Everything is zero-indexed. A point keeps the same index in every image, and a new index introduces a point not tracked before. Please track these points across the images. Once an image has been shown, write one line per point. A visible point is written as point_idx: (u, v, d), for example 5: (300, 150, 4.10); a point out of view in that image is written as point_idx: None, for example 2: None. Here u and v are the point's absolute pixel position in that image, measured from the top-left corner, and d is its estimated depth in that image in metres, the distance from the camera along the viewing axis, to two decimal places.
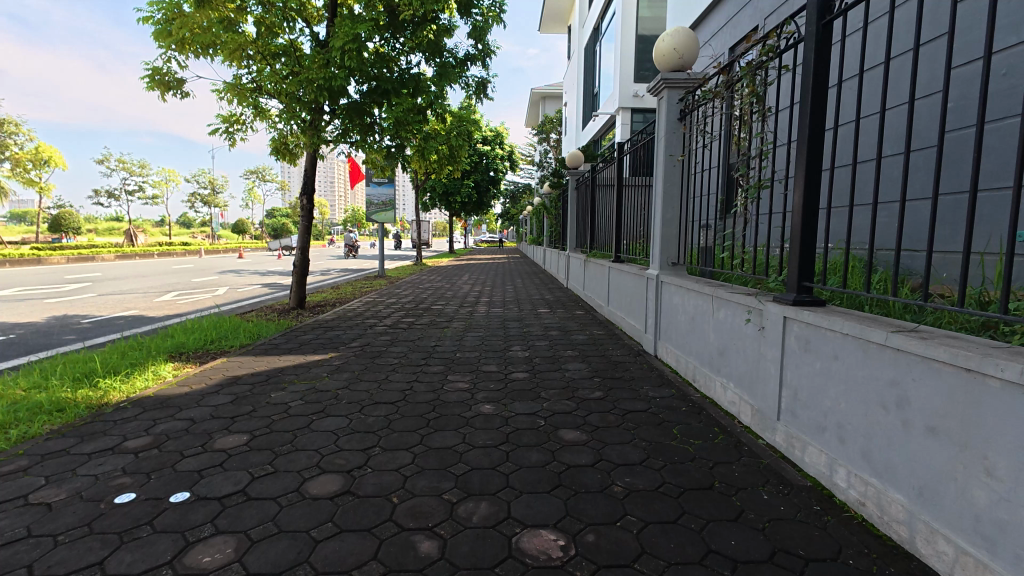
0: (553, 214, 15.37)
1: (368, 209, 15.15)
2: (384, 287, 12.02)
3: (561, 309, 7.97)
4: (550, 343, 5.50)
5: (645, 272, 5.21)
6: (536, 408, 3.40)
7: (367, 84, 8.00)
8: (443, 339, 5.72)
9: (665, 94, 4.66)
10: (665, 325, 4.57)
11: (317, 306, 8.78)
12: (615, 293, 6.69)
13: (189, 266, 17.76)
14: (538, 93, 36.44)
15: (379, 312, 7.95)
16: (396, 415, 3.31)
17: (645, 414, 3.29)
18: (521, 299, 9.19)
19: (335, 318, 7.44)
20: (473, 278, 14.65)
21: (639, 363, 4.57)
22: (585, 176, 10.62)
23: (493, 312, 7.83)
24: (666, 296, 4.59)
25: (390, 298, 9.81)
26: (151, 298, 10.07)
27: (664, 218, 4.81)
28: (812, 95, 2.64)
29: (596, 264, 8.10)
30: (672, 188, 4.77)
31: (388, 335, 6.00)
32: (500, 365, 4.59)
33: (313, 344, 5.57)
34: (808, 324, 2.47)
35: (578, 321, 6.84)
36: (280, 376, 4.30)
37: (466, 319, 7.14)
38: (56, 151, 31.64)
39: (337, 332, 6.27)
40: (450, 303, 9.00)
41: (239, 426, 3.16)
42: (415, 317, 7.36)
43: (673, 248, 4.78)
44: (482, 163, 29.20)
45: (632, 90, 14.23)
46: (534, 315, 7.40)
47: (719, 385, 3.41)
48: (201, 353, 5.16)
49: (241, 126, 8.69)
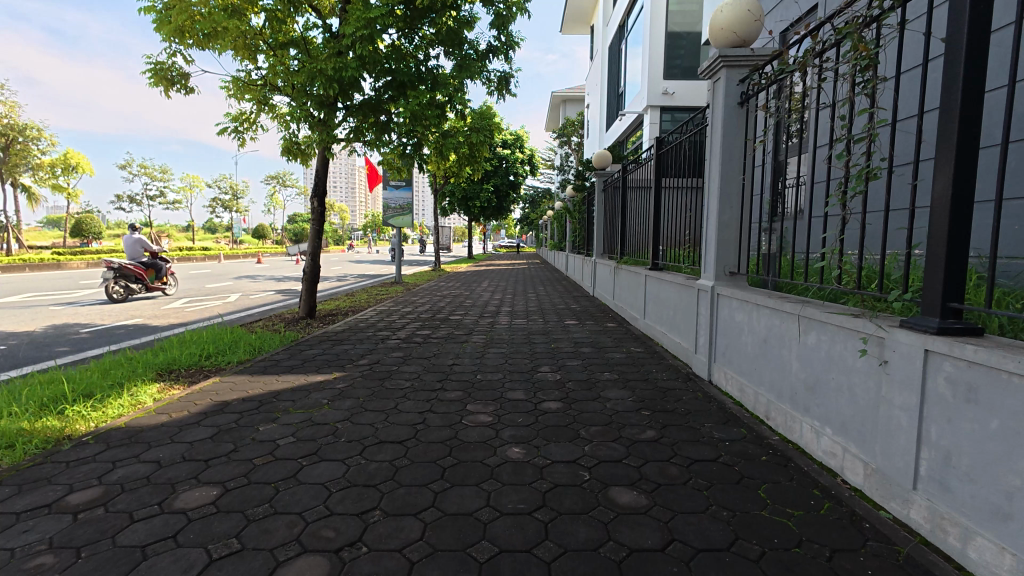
0: (577, 218, 14.68)
1: (385, 213, 14.68)
2: (401, 295, 11.48)
3: (591, 321, 7.28)
4: (584, 363, 4.83)
5: (695, 283, 4.50)
6: (576, 455, 2.73)
7: (382, 78, 7.48)
8: (462, 357, 5.10)
9: (723, 75, 3.96)
10: (724, 346, 3.86)
11: (329, 316, 8.26)
12: (653, 304, 5.97)
13: (207, 271, 17.56)
14: (559, 96, 35.90)
15: (393, 323, 7.38)
16: (404, 462, 2.68)
17: (716, 466, 2.59)
18: (545, 309, 8.52)
19: (346, 330, 6.89)
20: (492, 285, 14.05)
21: (692, 391, 3.87)
22: (614, 177, 9.92)
23: (515, 324, 7.17)
24: (724, 312, 3.88)
25: (406, 307, 9.24)
26: (159, 304, 9.69)
27: (721, 221, 4.08)
28: (968, 48, 1.92)
29: (629, 272, 7.40)
30: (730, 185, 4.04)
31: (401, 350, 5.40)
32: (529, 391, 3.93)
33: (317, 362, 4.99)
34: (971, 362, 1.76)
35: (611, 336, 6.15)
36: (274, 403, 3.72)
37: (486, 332, 6.50)
38: (84, 158, 32.32)
39: (345, 347, 5.70)
40: (470, 313, 8.38)
41: (212, 474, 2.57)
42: (431, 329, 6.76)
43: (731, 255, 4.06)
44: (501, 167, 28.66)
45: (661, 88, 13.49)
46: (562, 328, 6.72)
47: (809, 428, 2.71)
48: (193, 372, 4.62)
49: (251, 125, 8.27)
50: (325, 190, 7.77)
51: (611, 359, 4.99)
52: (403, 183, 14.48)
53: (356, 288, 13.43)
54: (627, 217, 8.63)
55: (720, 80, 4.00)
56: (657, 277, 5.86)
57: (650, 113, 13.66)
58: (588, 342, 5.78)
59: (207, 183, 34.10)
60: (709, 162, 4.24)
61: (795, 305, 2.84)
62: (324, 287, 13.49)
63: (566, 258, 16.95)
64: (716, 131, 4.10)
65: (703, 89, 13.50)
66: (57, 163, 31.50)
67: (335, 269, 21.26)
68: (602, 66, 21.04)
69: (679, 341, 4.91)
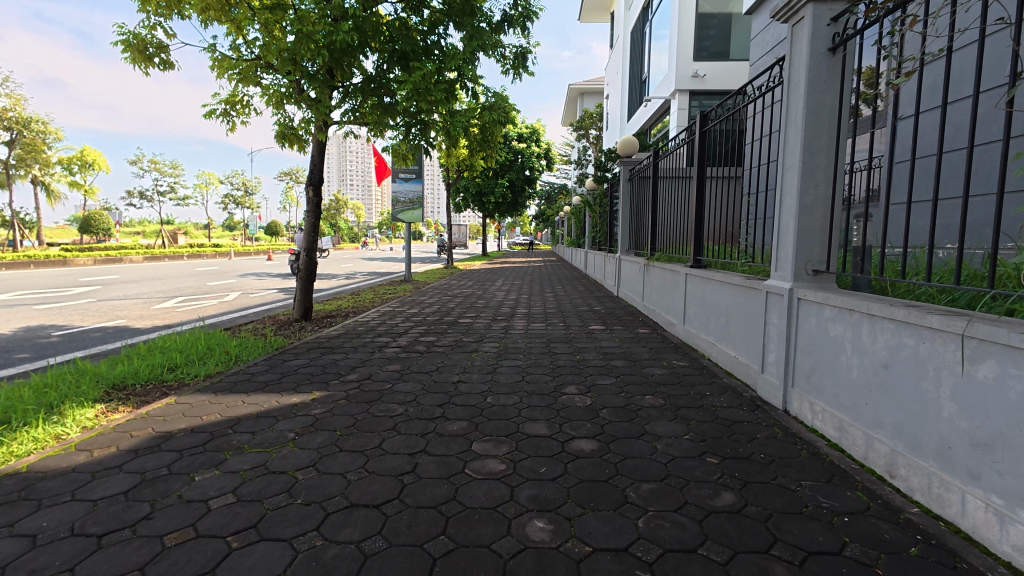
0: (598, 212, 13.74)
1: (393, 207, 13.91)
2: (409, 294, 10.71)
3: (619, 326, 6.37)
4: (618, 381, 3.95)
5: (761, 284, 3.59)
6: (628, 538, 1.88)
7: (384, 53, 6.68)
8: (469, 372, 4.26)
9: (808, 13, 3.05)
10: (811, 368, 2.95)
11: (327, 318, 7.50)
12: (696, 308, 5.05)
13: (213, 269, 17.08)
14: (577, 89, 34.93)
15: (397, 326, 6.58)
16: (381, 546, 1.86)
17: (844, 566, 1.71)
18: (566, 312, 7.65)
19: (342, 335, 6.11)
20: (507, 283, 13.20)
21: (766, 425, 2.98)
22: (642, 166, 8.97)
23: (533, 329, 6.30)
24: (808, 323, 2.99)
25: (413, 308, 8.45)
26: (150, 304, 9.05)
27: (802, 204, 3.15)
28: None
29: (663, 268, 6.48)
30: (816, 156, 3.11)
31: (399, 362, 4.58)
32: (552, 423, 3.07)
33: (297, 377, 4.19)
34: None
35: (646, 344, 5.26)
36: (228, 436, 2.92)
37: (499, 339, 5.66)
38: (100, 154, 32.54)
39: (336, 356, 4.91)
40: (482, 315, 7.55)
41: (98, 563, 1.77)
42: (437, 334, 5.95)
43: (815, 248, 3.14)
44: (517, 161, 27.77)
45: (691, 70, 12.45)
46: (587, 335, 5.82)
47: (984, 506, 1.82)
48: (148, 390, 3.87)
49: (244, 108, 7.56)
50: (323, 179, 7.02)
51: (651, 376, 4.10)
52: (413, 175, 13.75)
53: (362, 287, 12.69)
54: (658, 208, 7.70)
55: (804, 21, 3.09)
56: (700, 275, 4.96)
57: (678, 98, 12.64)
58: (620, 352, 4.89)
59: (220, 179, 33.85)
60: (784, 130, 3.34)
61: (951, 319, 1.95)
62: (330, 286, 12.80)
63: (585, 255, 16.02)
64: (797, 89, 3.19)
65: (736, 71, 12.45)
66: (74, 161, 31.71)
67: (345, 266, 20.64)
68: (623, 53, 20.04)
69: (735, 354, 4.03)
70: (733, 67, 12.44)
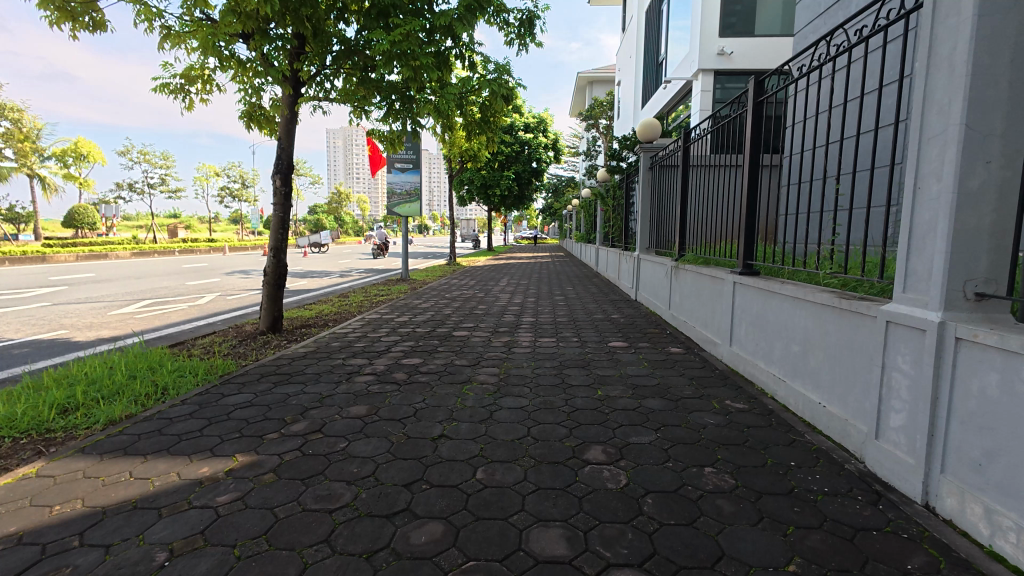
0: (611, 205, 12.56)
1: (389, 200, 12.82)
2: (402, 296, 9.66)
3: (646, 343, 5.26)
4: (659, 439, 2.87)
5: (876, 310, 2.47)
6: None
7: (363, 12, 5.53)
8: (457, 419, 3.18)
9: None
10: (991, 455, 1.84)
11: (302, 329, 6.45)
12: (750, 327, 3.97)
13: (200, 265, 16.15)
14: (585, 77, 33.61)
15: (379, 342, 5.52)
16: None
17: None
18: (579, 322, 6.56)
19: (310, 353, 5.05)
20: (512, 283, 12.10)
21: (913, 545, 1.89)
22: (668, 152, 7.82)
23: (541, 346, 5.20)
24: (977, 382, 1.90)
25: (403, 315, 7.38)
26: (107, 309, 8.03)
27: (963, 192, 2.02)
28: None
29: (696, 272, 5.39)
30: (989, 116, 1.99)
31: (368, 402, 3.52)
32: (572, 532, 2.00)
33: (226, 425, 3.13)
34: None
35: (684, 372, 4.18)
36: (66, 556, 1.87)
37: (499, 362, 4.58)
38: (94, 146, 31.72)
39: (291, 388, 3.86)
40: (481, 326, 6.46)
41: None
42: (425, 354, 4.88)
43: (982, 259, 2.04)
44: (523, 152, 26.56)
45: (717, 47, 11.19)
46: (608, 356, 4.72)
47: None
48: (15, 450, 2.82)
49: (208, 84, 6.51)
50: (294, 165, 5.95)
51: (703, 430, 3.01)
52: (410, 165, 12.66)
53: (354, 287, 11.65)
54: (688, 200, 6.58)
55: None
56: (755, 285, 3.88)
57: (701, 79, 11.41)
58: (654, 386, 3.80)
59: (217, 171, 32.89)
60: (919, 80, 2.24)
61: None
62: (318, 286, 11.75)
63: (596, 252, 14.89)
64: (953, 11, 2.07)
65: (767, 48, 11.19)
66: (69, 153, 31.00)
67: (342, 263, 19.61)
68: (637, 34, 18.76)
69: (821, 402, 2.95)
70: (763, 44, 11.20)
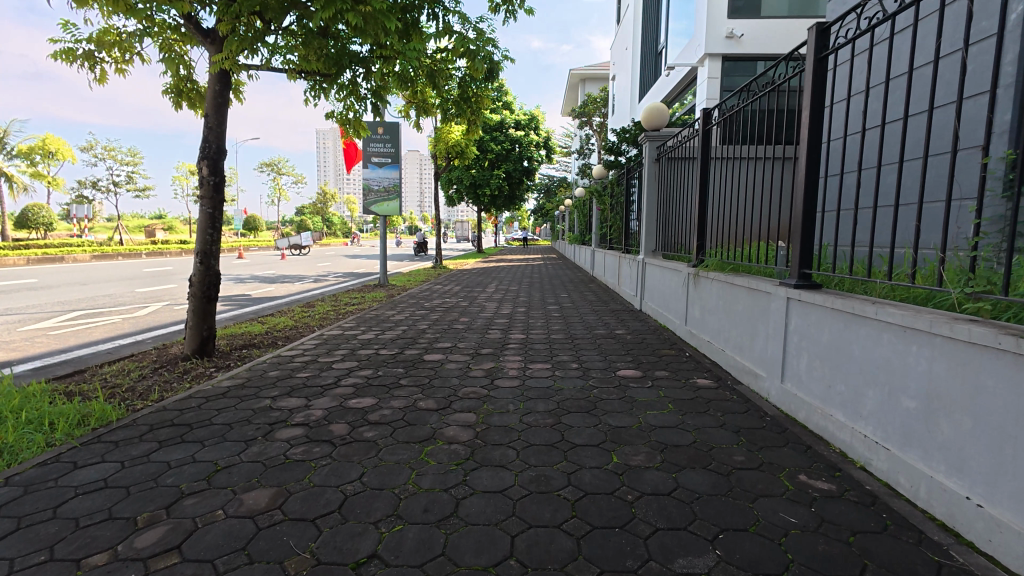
0: (609, 203, 11.49)
1: (365, 197, 11.67)
2: (375, 306, 8.51)
3: (664, 372, 4.19)
4: (722, 566, 1.76)
5: None
6: None
7: None
8: (403, 519, 2.08)
9: None
10: None
11: (241, 351, 5.30)
12: (816, 361, 2.92)
13: (164, 269, 14.88)
14: (578, 75, 32.72)
15: (329, 370, 4.40)
16: None
17: None
18: (578, 341, 5.48)
19: (235, 389, 3.91)
20: (500, 289, 10.97)
21: None
22: (680, 140, 6.76)
23: (533, 377, 4.11)
24: None
25: (369, 331, 6.24)
26: (20, 324, 6.81)
27: None
28: None
29: (725, 282, 4.32)
30: None
31: (278, 480, 2.41)
32: None
33: (36, 534, 2.01)
34: None
35: (724, 420, 3.10)
36: None
37: (477, 403, 3.48)
38: (63, 142, 30.25)
39: (178, 453, 2.74)
40: (460, 345, 5.34)
41: None
42: (382, 391, 3.76)
43: None
44: (514, 151, 25.46)
45: (726, 29, 10.14)
46: (618, 393, 3.65)
47: None
48: None
49: (131, 50, 5.43)
50: (227, 150, 4.80)
51: (787, 540, 1.90)
52: (389, 159, 11.52)
53: (325, 294, 10.48)
54: (706, 195, 5.51)
55: None
56: (826, 304, 2.83)
57: (708, 64, 10.37)
58: (690, 446, 2.72)
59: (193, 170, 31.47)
60: None
61: None
62: (286, 294, 10.57)
63: (592, 255, 13.86)
64: None
65: (781, 31, 10.16)
66: (37, 150, 29.54)
67: (321, 266, 18.40)
68: (633, 25, 17.75)
69: (969, 495, 1.90)
70: (776, 26, 10.18)
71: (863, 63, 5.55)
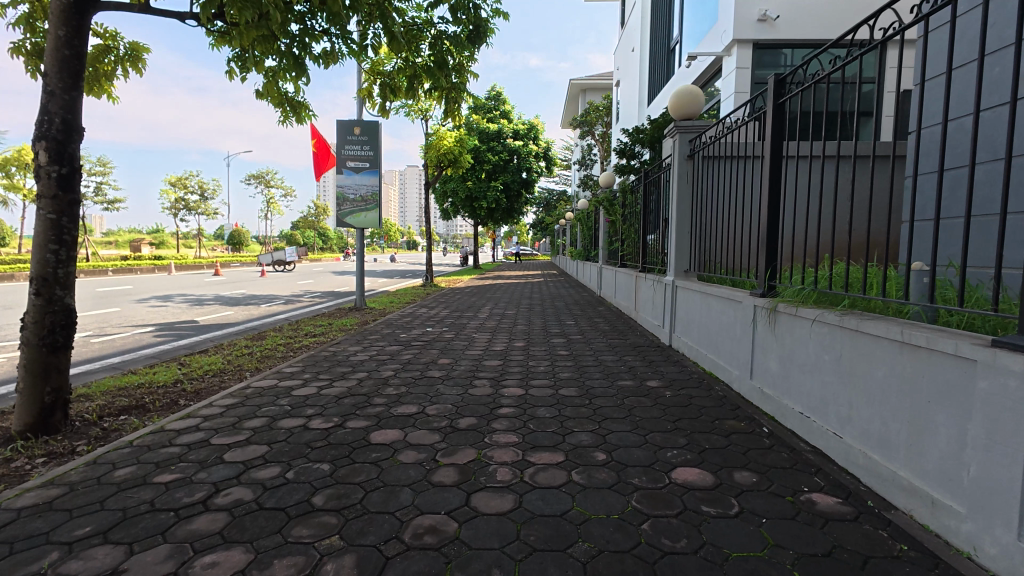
0: (621, 213, 9.95)
1: (339, 207, 10.10)
2: (338, 339, 6.88)
3: (748, 477, 2.59)
4: None
5: None
6: None
7: None
8: None
9: None
10: None
11: (113, 421, 3.65)
12: None
13: (121, 289, 13.29)
14: (578, 85, 31.78)
15: (211, 468, 2.77)
16: None
17: None
18: (597, 403, 3.85)
19: (24, 517, 2.29)
20: (494, 314, 9.36)
21: None
22: (722, 129, 5.22)
23: (536, 487, 2.51)
24: None
25: (311, 383, 4.59)
26: None
27: None
28: None
29: (837, 327, 2.75)
30: None
31: None
32: None
33: None
34: None
35: None
36: None
37: (436, 568, 1.88)
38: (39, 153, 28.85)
39: None
40: (428, 409, 3.72)
41: None
42: (273, 528, 2.14)
43: None
44: (512, 162, 24.06)
45: (758, 10, 8.71)
46: (689, 537, 2.04)
47: None
48: None
49: None
50: (80, 126, 3.23)
51: None
52: (367, 164, 10.02)
53: (287, 321, 8.83)
54: (778, 197, 3.88)
55: None
56: None
57: (737, 52, 8.94)
58: None
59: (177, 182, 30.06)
60: None
61: None
62: (241, 321, 8.92)
63: (600, 273, 12.28)
64: None
65: (823, 11, 8.71)
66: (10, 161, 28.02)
67: (301, 285, 16.81)
68: (641, 23, 16.43)
69: None
70: (819, 7, 8.72)
71: (969, 25, 4.14)
